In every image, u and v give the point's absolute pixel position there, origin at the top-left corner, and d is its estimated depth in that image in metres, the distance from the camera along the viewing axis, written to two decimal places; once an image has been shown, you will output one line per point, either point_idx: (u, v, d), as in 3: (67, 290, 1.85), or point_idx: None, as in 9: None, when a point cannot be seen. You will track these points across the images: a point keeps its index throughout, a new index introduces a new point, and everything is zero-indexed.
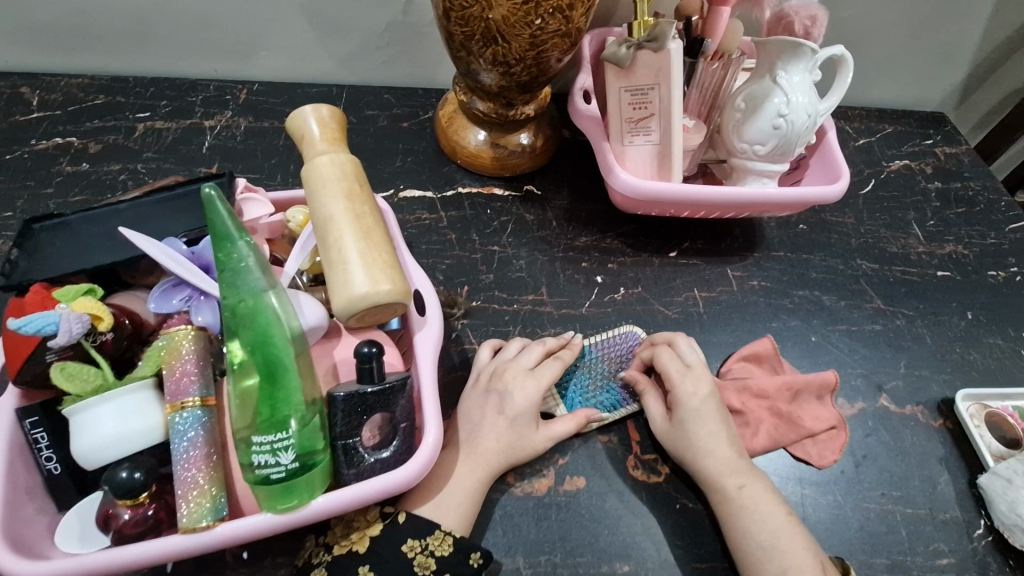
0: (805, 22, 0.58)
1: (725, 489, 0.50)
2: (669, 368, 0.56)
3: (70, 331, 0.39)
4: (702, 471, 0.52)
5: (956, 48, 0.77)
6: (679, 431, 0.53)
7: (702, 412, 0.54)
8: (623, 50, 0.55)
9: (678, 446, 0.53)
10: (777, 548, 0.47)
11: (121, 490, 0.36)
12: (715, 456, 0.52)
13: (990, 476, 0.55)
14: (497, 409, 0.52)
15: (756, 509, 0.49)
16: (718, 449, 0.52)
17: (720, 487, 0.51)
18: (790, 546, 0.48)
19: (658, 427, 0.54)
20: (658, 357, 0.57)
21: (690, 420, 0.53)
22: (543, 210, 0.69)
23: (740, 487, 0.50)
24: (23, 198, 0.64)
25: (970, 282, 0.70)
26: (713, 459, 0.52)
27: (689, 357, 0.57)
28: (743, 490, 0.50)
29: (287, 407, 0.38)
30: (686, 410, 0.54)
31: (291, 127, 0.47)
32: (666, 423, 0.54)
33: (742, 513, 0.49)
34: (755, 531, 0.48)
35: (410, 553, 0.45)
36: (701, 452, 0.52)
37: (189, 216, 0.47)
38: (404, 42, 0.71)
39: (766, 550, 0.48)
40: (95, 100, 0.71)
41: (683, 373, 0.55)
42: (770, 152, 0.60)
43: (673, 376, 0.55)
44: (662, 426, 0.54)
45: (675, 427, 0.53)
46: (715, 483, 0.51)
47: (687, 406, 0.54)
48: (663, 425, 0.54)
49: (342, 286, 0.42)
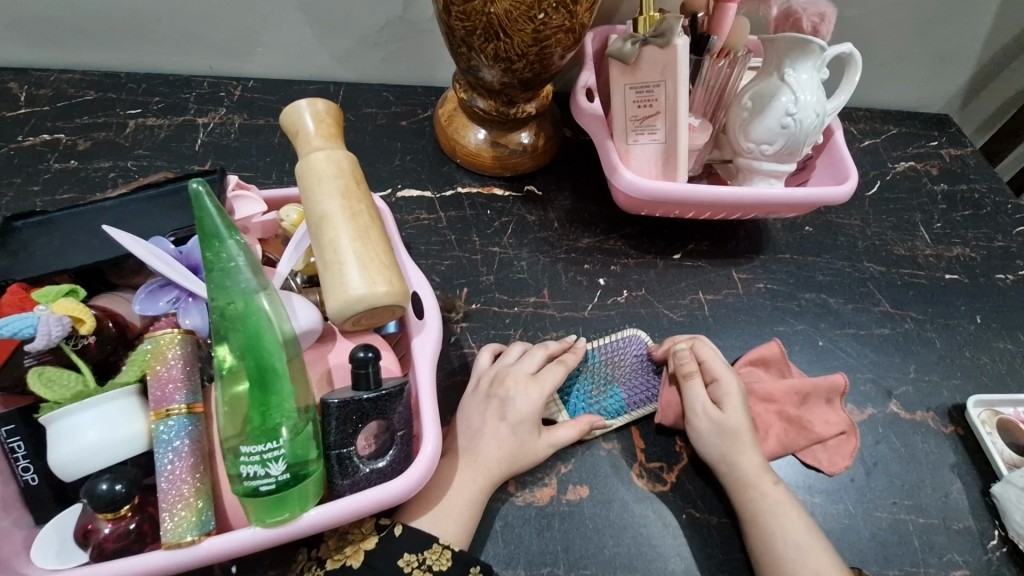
0: (813, 20, 0.57)
1: (762, 485, 0.49)
2: (715, 359, 0.55)
3: (48, 335, 0.36)
4: (740, 465, 0.50)
5: (963, 48, 0.76)
6: (731, 421, 0.52)
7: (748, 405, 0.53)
8: (628, 46, 0.53)
9: (731, 437, 0.51)
10: (798, 556, 0.46)
11: (100, 502, 0.34)
12: (757, 449, 0.51)
13: (1004, 484, 0.53)
14: (497, 415, 0.50)
15: (782, 513, 0.48)
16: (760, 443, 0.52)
17: (759, 482, 0.50)
18: (814, 551, 0.46)
19: (709, 416, 0.52)
20: (700, 347, 0.55)
21: (742, 411, 0.52)
22: (544, 210, 0.67)
23: (776, 483, 0.50)
24: (8, 196, 0.62)
25: (979, 285, 0.68)
26: (756, 452, 0.51)
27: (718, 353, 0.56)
28: (778, 487, 0.50)
29: (277, 415, 0.36)
30: (739, 400, 0.53)
31: (286, 121, 0.45)
32: (716, 411, 0.52)
33: (779, 510, 0.48)
34: (792, 529, 0.47)
35: (407, 567, 0.43)
36: (751, 443, 0.51)
37: (177, 213, 0.45)
38: (403, 39, 0.70)
39: (801, 550, 0.46)
40: (85, 96, 0.69)
41: (725, 365, 0.55)
42: (778, 151, 0.59)
43: (719, 367, 0.54)
44: (713, 417, 0.52)
45: (730, 416, 0.52)
46: (753, 478, 0.50)
47: (738, 397, 0.53)
48: (716, 414, 0.52)
49: (336, 288, 0.40)
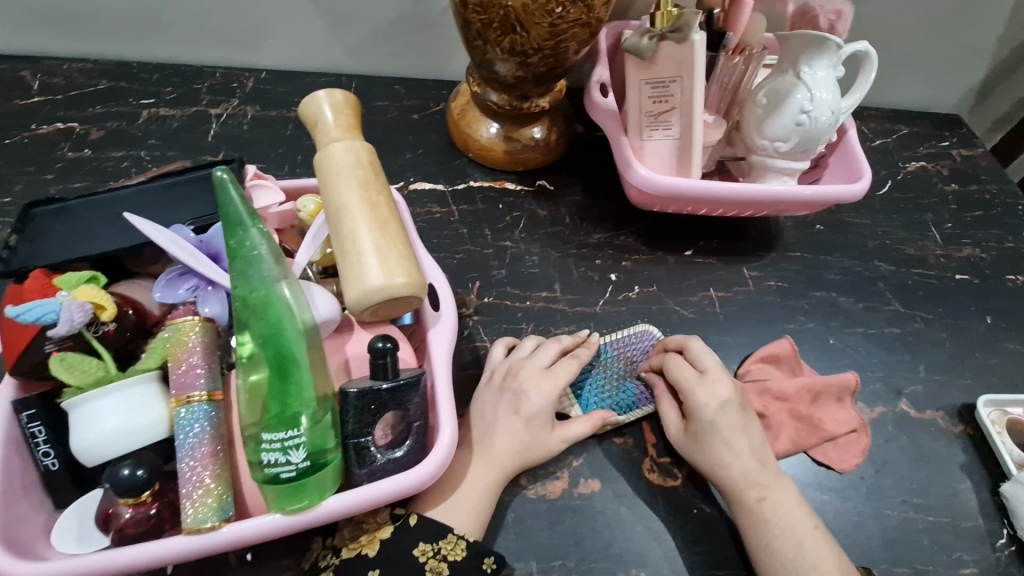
0: (830, 17, 0.57)
1: (744, 501, 0.49)
2: (680, 377, 0.53)
3: (71, 321, 0.37)
4: (723, 479, 0.50)
5: (976, 48, 0.76)
6: (694, 442, 0.51)
7: (718, 424, 0.51)
8: (646, 41, 0.54)
9: (697, 458, 0.51)
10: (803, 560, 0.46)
11: (122, 487, 0.35)
12: (734, 466, 0.50)
13: (1013, 484, 0.54)
14: (511, 409, 0.50)
15: (777, 521, 0.48)
16: (735, 460, 0.50)
17: (740, 498, 0.49)
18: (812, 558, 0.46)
19: (674, 436, 0.52)
20: (667, 364, 0.54)
21: (705, 432, 0.51)
22: (555, 206, 0.68)
23: (759, 500, 0.49)
24: (21, 184, 0.62)
25: (989, 286, 0.68)
26: (732, 470, 0.50)
27: (701, 362, 0.53)
28: (763, 503, 0.48)
29: (297, 403, 0.36)
30: (701, 421, 0.51)
31: (305, 112, 0.45)
32: (680, 432, 0.52)
33: (764, 526, 0.48)
34: (777, 543, 0.47)
35: (422, 557, 0.43)
36: (723, 462, 0.50)
37: (194, 202, 0.45)
38: (415, 32, 0.70)
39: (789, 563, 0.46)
40: (98, 86, 0.69)
41: (695, 381, 0.52)
42: (792, 149, 0.59)
43: (686, 385, 0.52)
44: (678, 438, 0.52)
45: (692, 439, 0.51)
46: (736, 493, 0.49)
47: (703, 417, 0.51)
48: (679, 435, 0.52)
49: (354, 279, 0.40)
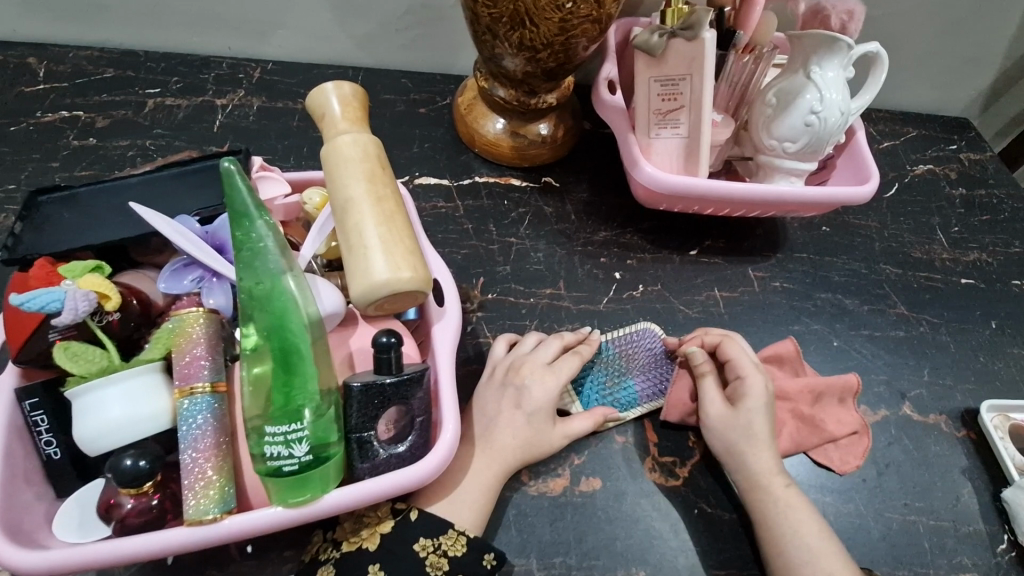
0: (842, 17, 0.57)
1: (771, 486, 0.49)
2: (742, 358, 0.54)
3: (76, 310, 0.37)
4: (749, 466, 0.50)
5: (988, 51, 0.75)
6: (741, 419, 0.51)
7: (770, 408, 0.52)
8: (656, 38, 0.53)
9: (734, 438, 0.51)
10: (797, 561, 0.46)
11: (125, 478, 0.35)
12: (767, 452, 0.50)
13: (1015, 490, 0.53)
14: (513, 405, 0.50)
15: (802, 511, 0.48)
16: (771, 446, 0.51)
17: (766, 484, 0.49)
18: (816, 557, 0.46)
19: (718, 411, 0.52)
20: (726, 344, 0.55)
21: (755, 413, 0.51)
22: (561, 202, 0.67)
23: (786, 486, 0.49)
24: (27, 171, 0.62)
25: (994, 291, 0.68)
26: (766, 455, 0.50)
27: (752, 353, 0.55)
28: (789, 489, 0.49)
29: (301, 396, 0.36)
30: (754, 402, 0.52)
31: (312, 105, 0.45)
32: (725, 408, 0.52)
33: (789, 513, 0.48)
34: (800, 531, 0.47)
35: (423, 552, 0.43)
36: (760, 445, 0.50)
37: (200, 192, 0.45)
38: (424, 25, 0.69)
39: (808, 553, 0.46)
40: (104, 74, 0.69)
41: (752, 365, 0.54)
42: (800, 150, 0.58)
43: (745, 367, 0.53)
44: (724, 412, 0.52)
45: (739, 415, 0.51)
46: (762, 480, 0.49)
47: (757, 399, 0.52)
48: (722, 411, 0.52)
49: (361, 273, 0.40)
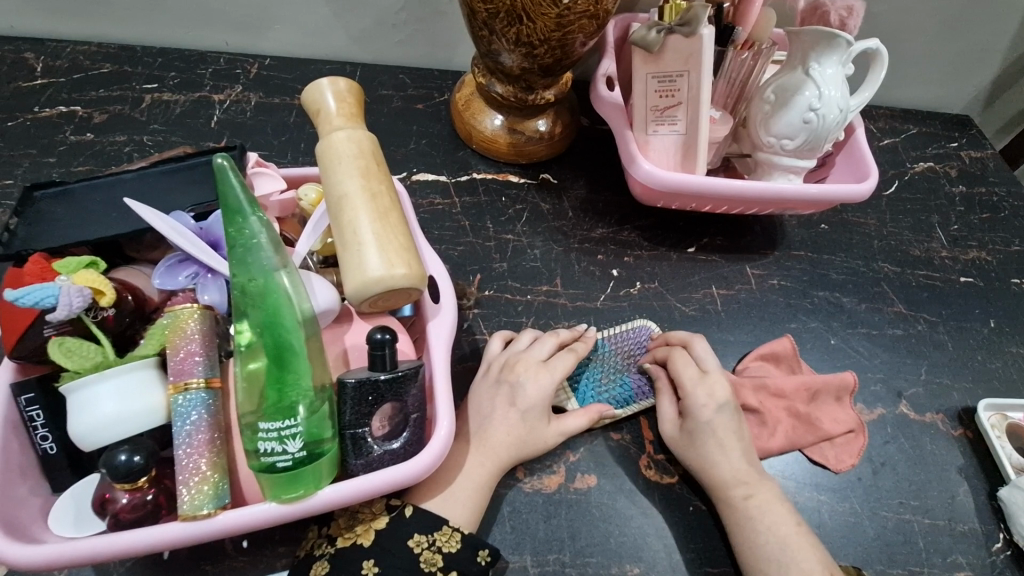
0: (840, 13, 0.56)
1: (729, 498, 0.49)
2: (683, 373, 0.53)
3: (70, 306, 0.37)
4: (708, 479, 0.50)
5: (989, 48, 0.75)
6: (687, 438, 0.51)
7: (715, 424, 0.51)
8: (653, 35, 0.53)
9: (686, 455, 0.51)
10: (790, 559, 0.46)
11: (119, 473, 0.35)
12: (722, 466, 0.50)
13: (1011, 489, 0.54)
14: (508, 401, 0.50)
15: (763, 522, 0.47)
16: (726, 460, 0.50)
17: (724, 497, 0.49)
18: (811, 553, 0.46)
19: (668, 430, 0.52)
20: (673, 358, 0.54)
21: (699, 431, 0.51)
22: (559, 200, 0.67)
23: (745, 498, 0.48)
24: (23, 166, 0.62)
25: (993, 289, 0.68)
26: (720, 469, 0.50)
27: (703, 362, 0.54)
28: (750, 500, 0.48)
29: (294, 392, 0.36)
30: (696, 419, 0.51)
31: (307, 100, 0.45)
32: (674, 427, 0.52)
33: (748, 525, 0.47)
34: (760, 544, 0.47)
35: (417, 548, 0.43)
36: (712, 461, 0.50)
37: (195, 188, 0.45)
38: (422, 20, 0.69)
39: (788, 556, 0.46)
40: (101, 69, 0.69)
41: (695, 378, 0.52)
42: (799, 147, 0.58)
43: (686, 382, 0.52)
44: (673, 431, 0.52)
45: (684, 434, 0.51)
46: (721, 492, 0.49)
47: (699, 416, 0.51)
48: (672, 428, 0.52)
49: (355, 269, 0.40)
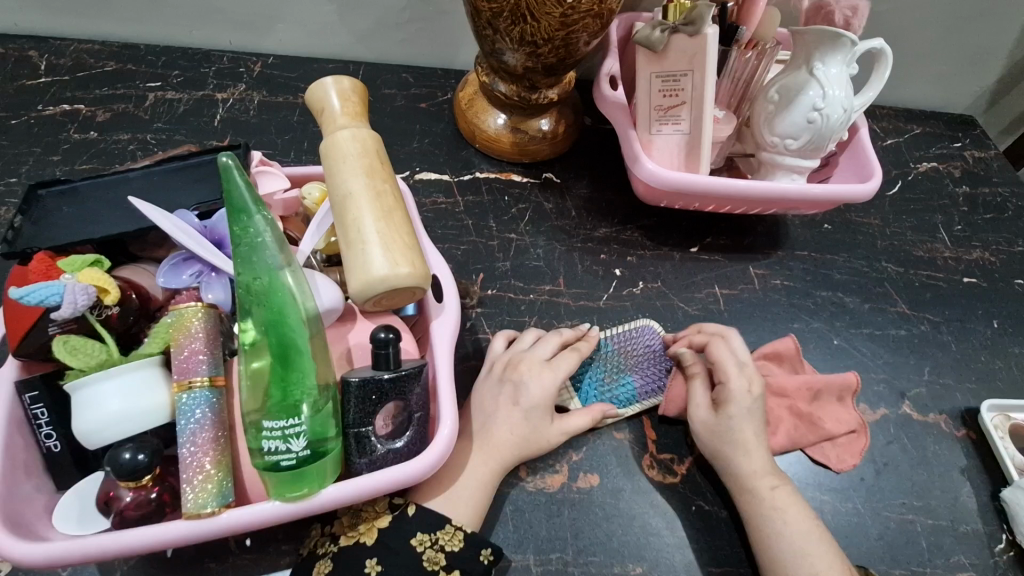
0: (845, 13, 0.56)
1: (757, 489, 0.49)
2: (726, 360, 0.53)
3: (74, 304, 0.37)
4: (736, 469, 0.50)
5: (994, 47, 0.74)
6: (725, 424, 0.50)
7: (754, 411, 0.51)
8: (658, 33, 0.53)
9: (719, 440, 0.50)
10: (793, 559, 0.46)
11: (123, 471, 0.35)
12: (753, 456, 0.50)
13: (1014, 489, 0.53)
14: (511, 400, 0.50)
15: (788, 513, 0.47)
16: (757, 451, 0.50)
17: (751, 487, 0.49)
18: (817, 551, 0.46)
19: (701, 416, 0.51)
20: (713, 344, 0.54)
21: (738, 418, 0.50)
22: (562, 199, 0.67)
23: (772, 488, 0.49)
24: (27, 164, 0.62)
25: (996, 289, 0.68)
26: (751, 459, 0.50)
27: (741, 353, 0.54)
28: (776, 491, 0.48)
29: (298, 391, 0.36)
30: (737, 406, 0.51)
31: (312, 99, 0.45)
32: (710, 413, 0.51)
33: (774, 516, 0.47)
34: (784, 535, 0.47)
35: (420, 547, 0.43)
36: (744, 450, 0.50)
37: (200, 187, 0.45)
38: (425, 19, 0.69)
39: (797, 554, 0.46)
40: (104, 67, 0.69)
41: (738, 367, 0.53)
42: (802, 147, 0.58)
43: (729, 369, 0.52)
44: (707, 417, 0.51)
45: (721, 420, 0.51)
46: (747, 483, 0.49)
47: (741, 402, 0.51)
48: (706, 415, 0.51)
49: (359, 268, 0.40)
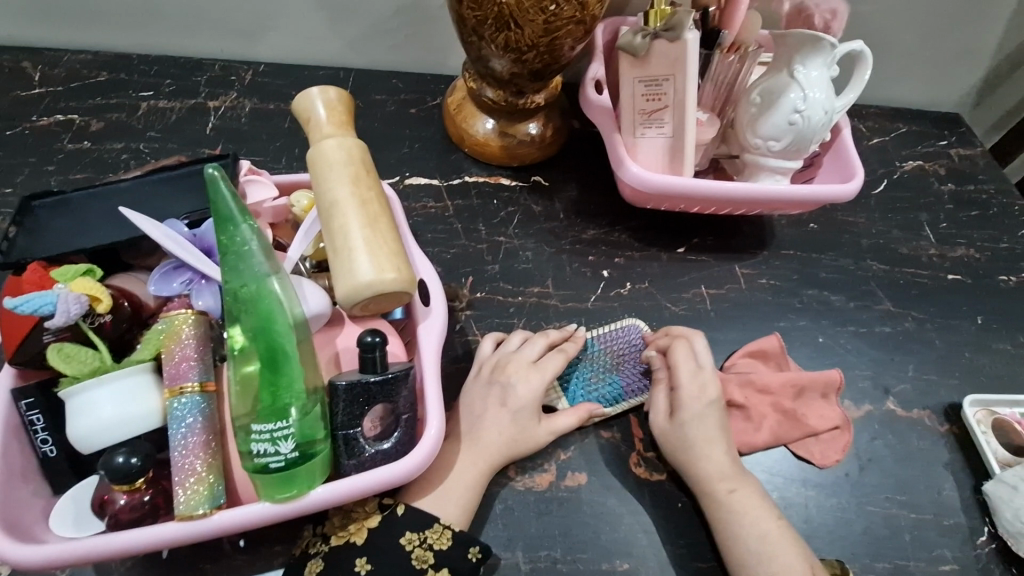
0: (824, 17, 0.58)
1: (714, 493, 0.50)
2: (681, 366, 0.54)
3: (67, 313, 0.38)
4: (693, 472, 0.51)
5: (977, 46, 0.75)
6: (679, 431, 0.52)
7: (704, 417, 0.52)
8: (638, 40, 0.54)
9: (676, 448, 0.52)
10: (772, 552, 0.47)
11: (117, 475, 0.36)
12: (711, 460, 0.51)
13: (995, 483, 0.54)
14: (499, 402, 0.51)
15: (747, 516, 0.48)
16: (714, 454, 0.51)
17: (709, 491, 0.50)
18: (782, 549, 0.47)
19: (658, 422, 0.53)
20: (675, 348, 0.55)
21: (690, 424, 0.52)
22: (551, 202, 0.68)
23: (729, 492, 0.50)
24: (23, 175, 0.63)
25: (981, 286, 0.69)
26: (709, 464, 0.51)
27: (701, 358, 0.55)
28: (733, 495, 0.49)
29: (287, 395, 0.37)
30: (689, 413, 0.52)
31: (298, 108, 0.46)
32: (666, 420, 0.53)
33: (732, 519, 0.48)
34: (746, 537, 0.48)
35: (409, 546, 0.44)
36: (700, 455, 0.51)
37: (190, 196, 0.46)
38: (414, 25, 0.70)
39: (758, 554, 0.47)
40: (98, 77, 0.70)
41: (693, 373, 0.54)
42: (785, 148, 0.59)
43: (683, 376, 0.54)
44: (663, 424, 0.53)
45: (675, 427, 0.52)
46: (705, 487, 0.50)
47: (691, 408, 0.52)
48: (663, 422, 0.53)
49: (346, 274, 0.41)
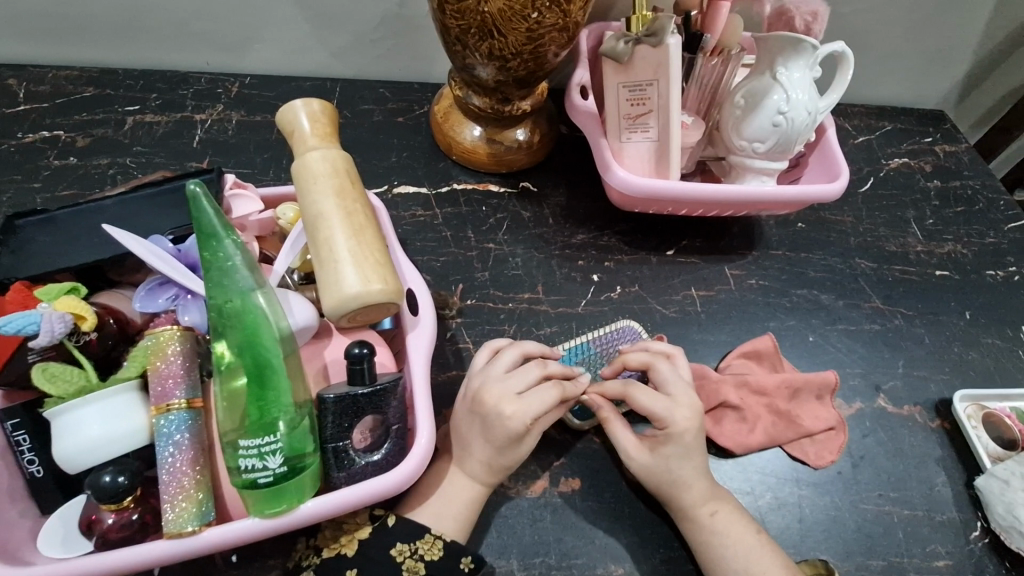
0: (805, 18, 0.58)
1: (698, 518, 0.49)
2: (652, 403, 0.51)
3: (52, 332, 0.38)
4: (676, 497, 0.50)
5: (958, 44, 0.76)
6: (664, 465, 0.50)
7: (688, 446, 0.50)
8: (622, 45, 0.54)
9: (661, 480, 0.50)
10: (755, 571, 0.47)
11: (105, 494, 0.36)
12: (696, 485, 0.50)
13: (987, 477, 0.55)
14: (483, 435, 0.48)
15: (728, 535, 0.48)
16: (699, 479, 0.50)
17: (690, 516, 0.49)
18: (765, 567, 0.47)
19: (641, 458, 0.50)
20: (632, 391, 0.51)
21: (675, 459, 0.50)
22: (539, 207, 0.68)
23: (712, 514, 0.49)
24: (8, 192, 0.63)
25: (968, 281, 0.69)
26: (693, 490, 0.50)
27: (671, 388, 0.52)
28: (715, 517, 0.49)
29: (275, 409, 0.37)
30: (673, 448, 0.50)
31: (283, 121, 0.46)
32: (648, 456, 0.50)
33: (715, 541, 0.48)
34: (730, 558, 0.48)
35: (400, 557, 0.44)
36: (684, 483, 0.50)
37: (175, 212, 0.46)
38: (399, 35, 0.70)
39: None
40: (84, 93, 0.70)
41: (667, 407, 0.51)
42: (770, 149, 0.59)
43: (661, 413, 0.50)
44: (643, 460, 0.50)
45: (659, 462, 0.50)
46: (687, 511, 0.50)
47: (674, 442, 0.50)
48: (645, 457, 0.50)
49: (333, 286, 0.41)
